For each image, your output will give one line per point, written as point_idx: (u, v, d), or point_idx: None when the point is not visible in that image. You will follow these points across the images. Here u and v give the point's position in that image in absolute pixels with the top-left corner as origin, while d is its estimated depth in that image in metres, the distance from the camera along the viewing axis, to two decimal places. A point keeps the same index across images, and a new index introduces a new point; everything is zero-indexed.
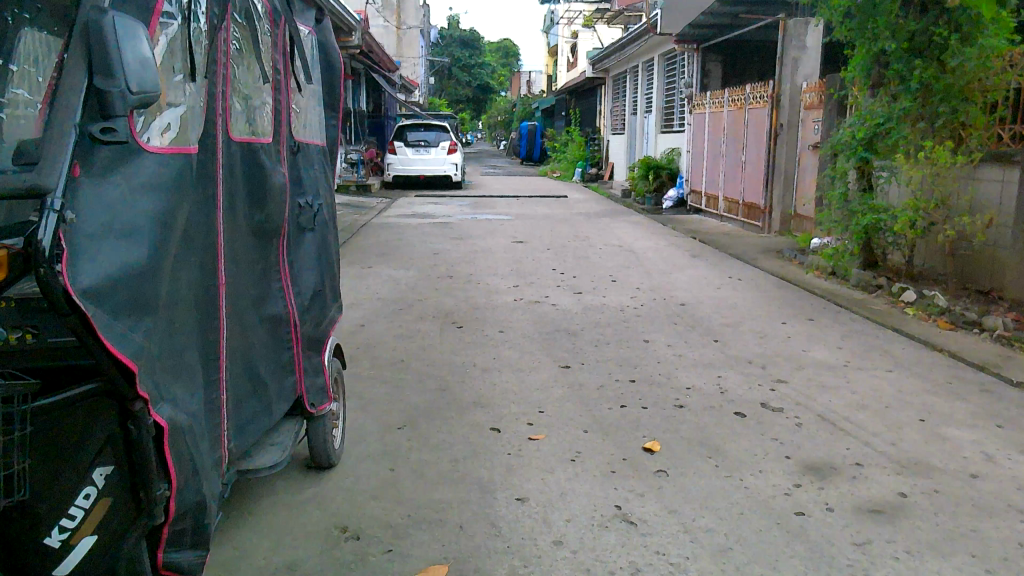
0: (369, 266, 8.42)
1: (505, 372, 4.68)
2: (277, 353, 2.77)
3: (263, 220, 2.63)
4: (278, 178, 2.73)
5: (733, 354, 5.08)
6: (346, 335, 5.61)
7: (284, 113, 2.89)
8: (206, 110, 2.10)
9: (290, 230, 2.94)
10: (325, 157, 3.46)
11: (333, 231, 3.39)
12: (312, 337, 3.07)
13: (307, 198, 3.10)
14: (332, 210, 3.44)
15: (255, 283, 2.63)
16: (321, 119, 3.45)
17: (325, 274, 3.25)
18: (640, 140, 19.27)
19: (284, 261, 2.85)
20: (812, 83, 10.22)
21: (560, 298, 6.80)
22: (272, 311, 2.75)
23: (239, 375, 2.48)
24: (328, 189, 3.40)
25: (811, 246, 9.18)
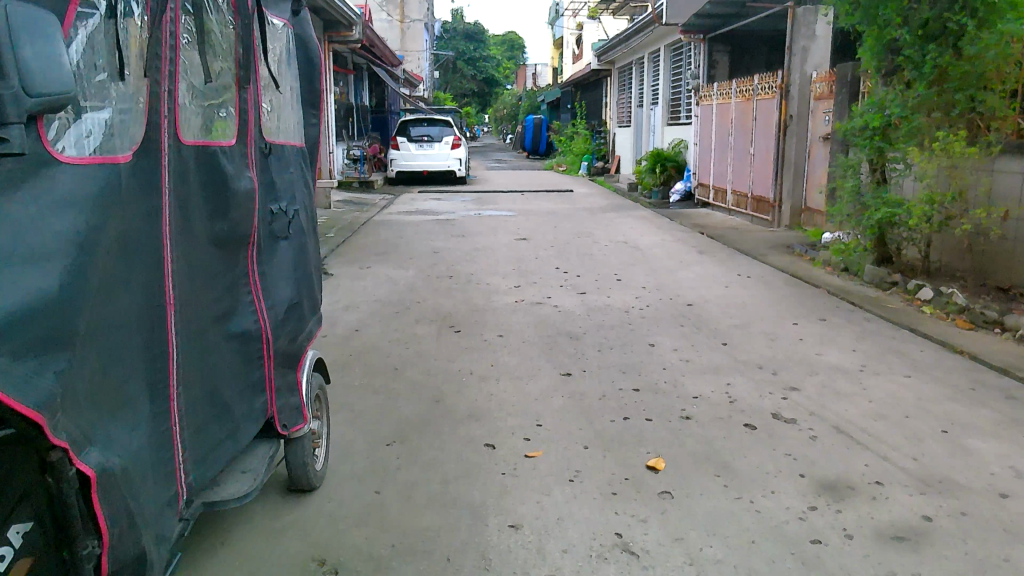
0: (368, 265, 8.22)
1: (502, 380, 4.46)
2: (246, 373, 2.58)
3: (227, 231, 2.44)
4: (244, 183, 2.52)
5: (743, 358, 4.85)
6: (339, 341, 5.40)
7: (253, 112, 2.68)
8: (144, 114, 1.93)
9: (262, 238, 2.73)
10: (304, 158, 3.26)
11: (311, 237, 3.20)
12: (288, 353, 2.88)
13: (281, 203, 2.90)
14: (311, 215, 3.23)
15: (220, 297, 2.44)
16: (299, 117, 3.24)
17: (303, 284, 3.06)
18: (647, 133, 19.00)
19: (254, 273, 2.65)
20: (823, 73, 9.99)
21: (563, 298, 6.57)
22: (240, 327, 2.55)
23: (199, 400, 2.30)
24: (306, 192, 3.21)
25: (823, 241, 8.95)
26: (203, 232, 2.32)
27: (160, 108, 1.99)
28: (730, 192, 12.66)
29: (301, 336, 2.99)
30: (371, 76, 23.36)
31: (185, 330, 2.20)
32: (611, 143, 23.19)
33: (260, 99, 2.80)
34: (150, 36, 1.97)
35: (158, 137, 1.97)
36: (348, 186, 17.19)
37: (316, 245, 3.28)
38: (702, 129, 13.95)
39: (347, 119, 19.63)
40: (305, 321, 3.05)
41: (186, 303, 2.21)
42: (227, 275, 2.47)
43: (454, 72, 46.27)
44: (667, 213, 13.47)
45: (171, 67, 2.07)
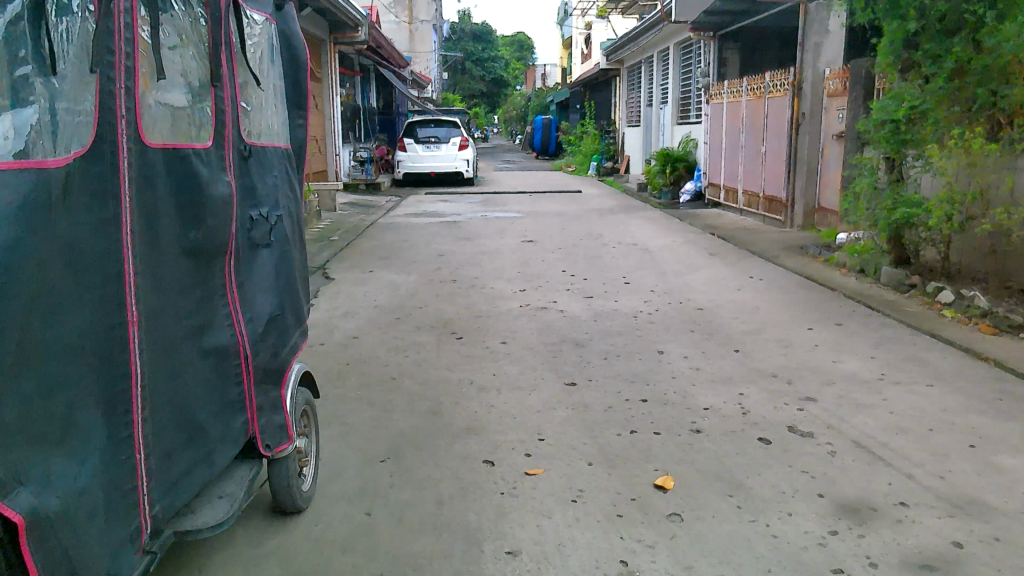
0: (370, 270, 8.05)
1: (504, 391, 4.28)
2: (223, 390, 2.42)
3: (200, 239, 2.26)
4: (219, 188, 2.35)
5: (756, 366, 4.65)
6: (337, 349, 5.25)
7: (229, 113, 2.52)
8: (85, 113, 1.73)
9: (241, 247, 2.56)
10: (289, 161, 3.10)
11: (296, 244, 3.04)
12: (269, 367, 2.71)
13: (263, 209, 2.74)
14: (296, 220, 3.06)
15: (194, 311, 2.26)
16: (284, 118, 3.07)
17: (287, 294, 2.90)
18: (656, 133, 18.78)
19: (232, 284, 2.48)
20: (835, 70, 9.72)
21: (569, 303, 6.38)
22: (216, 342, 2.37)
23: (170, 423, 2.13)
24: (291, 196, 3.05)
25: (838, 241, 8.72)
26: (174, 241, 2.14)
27: (113, 107, 1.83)
28: (741, 192, 12.43)
29: (285, 348, 2.83)
30: (378, 77, 23.27)
31: (153, 348, 2.02)
32: (620, 143, 22.97)
33: (238, 99, 2.63)
34: (99, 27, 1.79)
35: (111, 137, 1.81)
36: (354, 188, 17.08)
37: (302, 253, 3.12)
38: (712, 128, 13.73)
39: (354, 121, 19.53)
40: (289, 333, 2.88)
41: (153, 320, 2.03)
42: (202, 287, 2.30)
43: (463, 73, 46.17)
44: (677, 214, 13.25)
45: (127, 62, 1.90)
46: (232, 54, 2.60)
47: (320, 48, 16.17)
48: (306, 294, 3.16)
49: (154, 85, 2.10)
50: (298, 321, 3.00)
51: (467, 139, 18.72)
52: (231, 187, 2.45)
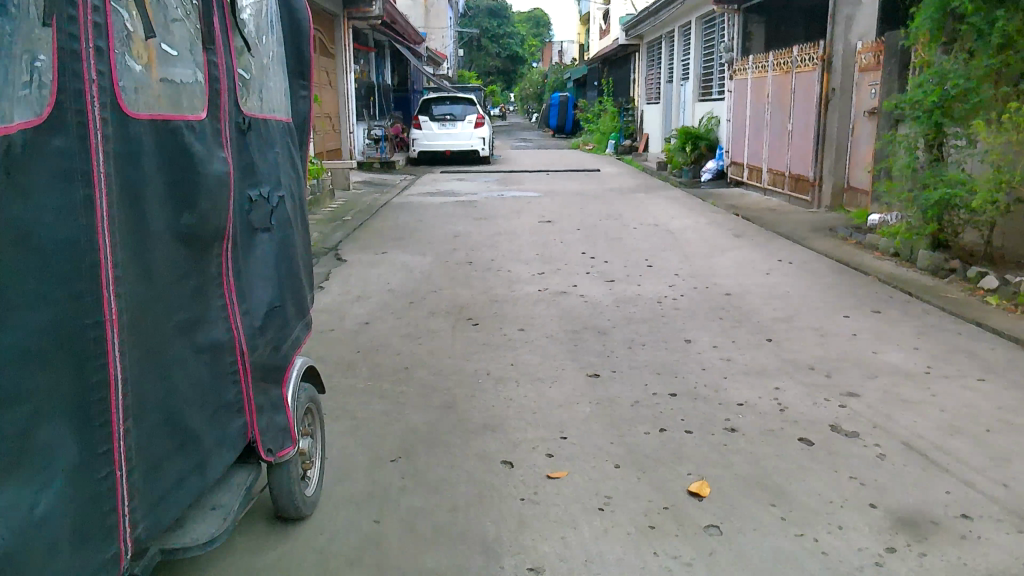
0: (383, 251, 7.81)
1: (522, 383, 4.02)
2: (221, 391, 2.16)
3: (194, 223, 1.99)
4: (216, 166, 2.09)
5: (790, 357, 4.35)
6: (347, 336, 5.00)
7: (224, 81, 2.25)
8: (35, 77, 1.45)
9: (238, 231, 2.30)
10: (291, 137, 2.83)
11: (298, 227, 2.79)
12: (269, 364, 2.46)
13: (264, 189, 2.48)
14: (297, 202, 2.79)
15: (186, 305, 2.00)
16: (285, 90, 2.81)
17: (289, 283, 2.64)
18: (676, 110, 18.32)
19: (229, 273, 2.22)
20: (868, 43, 9.30)
21: (590, 287, 6.10)
22: (211, 338, 2.12)
23: (162, 432, 1.87)
24: (293, 175, 2.79)
25: (869, 223, 8.37)
26: (165, 225, 1.87)
27: (80, 69, 1.56)
28: (766, 170, 12.04)
29: (285, 342, 2.58)
30: (393, 54, 22.89)
31: (139, 349, 1.76)
32: (639, 121, 22.50)
33: (235, 66, 2.37)
34: None
35: (76, 104, 1.54)
36: (368, 167, 16.80)
37: (304, 238, 2.87)
38: (736, 105, 13.28)
39: (368, 98, 19.21)
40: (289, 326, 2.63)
41: (139, 315, 1.76)
42: (195, 277, 2.03)
43: (478, 49, 45.58)
44: (698, 193, 12.89)
45: (95, 16, 1.62)
46: (226, 16, 2.34)
47: (334, 23, 15.86)
48: (308, 281, 2.92)
49: (136, 46, 1.83)
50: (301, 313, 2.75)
51: (483, 116, 18.35)
52: (229, 165, 2.19)
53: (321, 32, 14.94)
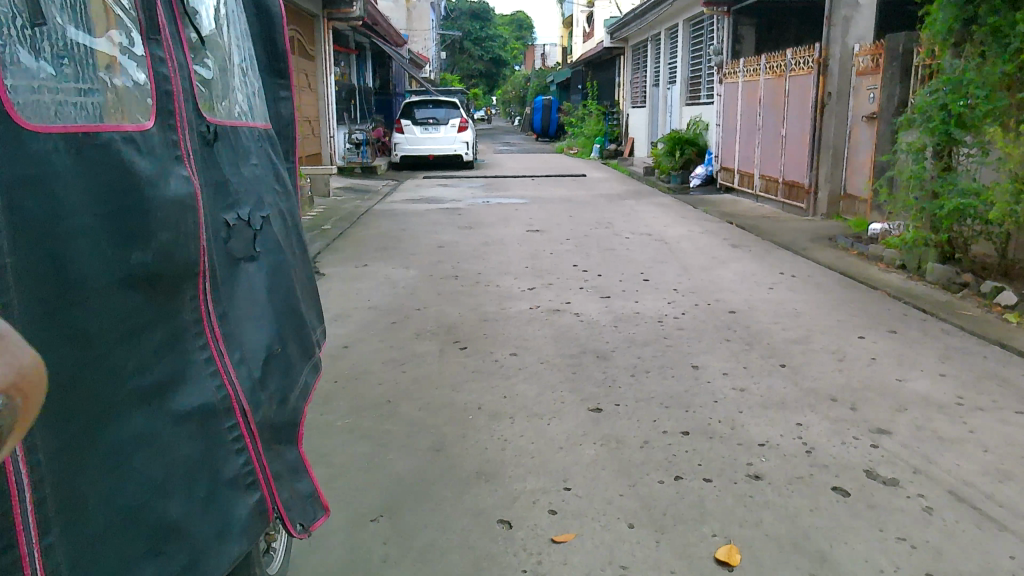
0: (365, 263, 7.38)
1: (518, 419, 3.63)
2: (217, 465, 1.62)
3: (155, 259, 1.46)
4: (175, 183, 1.53)
5: (809, 386, 4.00)
6: (325, 362, 4.58)
7: (177, 80, 1.67)
8: None
9: (219, 265, 1.73)
10: (270, 144, 2.27)
11: (294, 252, 2.21)
12: (276, 425, 1.91)
13: (245, 207, 1.90)
14: (287, 221, 2.20)
15: (153, 364, 1.48)
16: (251, 86, 2.23)
17: (294, 317, 2.07)
18: (663, 114, 18.02)
19: (211, 322, 1.66)
20: (866, 46, 9.01)
21: (585, 304, 5.72)
22: (198, 401, 1.58)
23: (113, 541, 1.38)
24: (279, 189, 2.21)
25: (870, 233, 8.06)
26: (105, 266, 1.36)
27: None
28: (758, 177, 11.73)
29: (293, 392, 2.02)
30: (374, 56, 22.40)
31: (61, 437, 1.30)
32: (624, 125, 22.20)
33: (189, 58, 1.79)
34: None
35: None
36: (349, 172, 16.32)
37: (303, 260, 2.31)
38: (727, 109, 12.97)
39: (349, 101, 18.72)
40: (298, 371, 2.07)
41: (60, 393, 1.30)
42: (164, 326, 1.51)
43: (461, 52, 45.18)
44: (689, 200, 12.56)
45: None
46: None
47: (313, 24, 15.33)
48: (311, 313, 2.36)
49: (41, 34, 1.33)
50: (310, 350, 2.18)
51: (467, 120, 17.96)
52: (194, 181, 1.61)
53: (300, 33, 14.46)
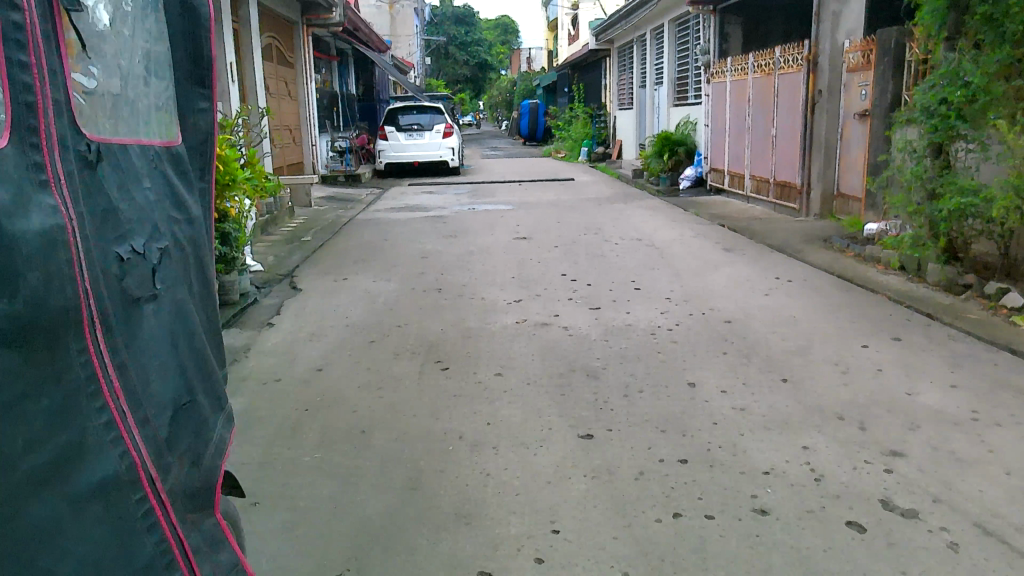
0: (344, 276, 7.09)
1: (501, 449, 3.34)
2: (126, 561, 1.24)
3: (22, 308, 1.10)
4: (41, 212, 1.15)
5: (813, 403, 3.73)
6: (295, 388, 4.28)
7: (45, 80, 1.26)
8: None
9: (113, 312, 1.33)
10: (170, 163, 1.89)
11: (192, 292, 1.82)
12: (200, 497, 1.54)
13: (140, 240, 1.50)
14: (181, 257, 1.81)
15: (31, 441, 1.14)
16: (145, 89, 1.83)
17: (204, 370, 1.69)
18: (650, 115, 17.79)
19: (108, 386, 1.27)
20: (856, 41, 8.79)
21: (573, 316, 5.44)
22: (95, 484, 1.21)
23: None
24: (174, 215, 1.81)
25: (866, 233, 7.82)
26: None
27: None
28: (749, 177, 11.50)
29: (210, 452, 1.64)
30: (357, 62, 22.11)
31: None
32: (611, 127, 21.98)
33: (64, 51, 1.39)
34: None
35: None
36: (332, 181, 16.00)
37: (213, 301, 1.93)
38: (715, 109, 12.75)
39: (332, 108, 18.42)
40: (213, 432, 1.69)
41: None
42: (46, 391, 1.15)
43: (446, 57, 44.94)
44: (678, 202, 12.32)
45: None
46: None
47: (292, 32, 15.08)
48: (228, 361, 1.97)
49: None
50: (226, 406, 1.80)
51: (451, 125, 17.69)
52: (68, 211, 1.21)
53: (279, 40, 14.16)
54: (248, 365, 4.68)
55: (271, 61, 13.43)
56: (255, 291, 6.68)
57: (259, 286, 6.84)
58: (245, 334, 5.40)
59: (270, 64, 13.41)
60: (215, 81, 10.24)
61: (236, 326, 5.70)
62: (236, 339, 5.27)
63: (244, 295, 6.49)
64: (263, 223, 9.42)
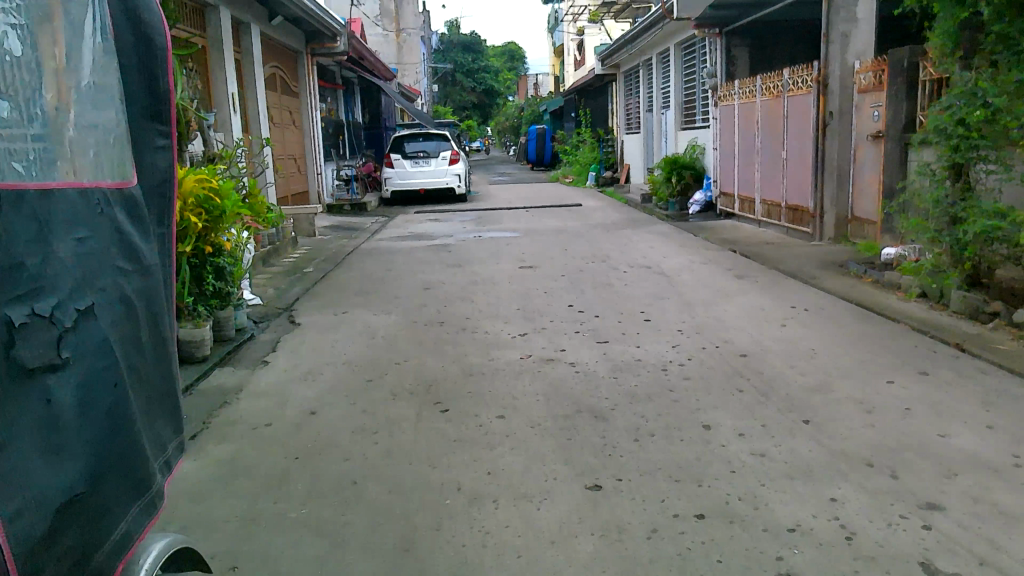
0: (344, 309, 6.87)
1: (503, 503, 3.09)
2: None
3: None
4: None
5: (837, 447, 3.47)
6: (286, 432, 4.05)
7: None
8: None
9: None
10: (129, 208, 1.76)
11: (137, 347, 1.70)
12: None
13: (46, 305, 1.39)
14: (130, 309, 1.69)
15: None
16: (99, 130, 1.70)
17: (119, 441, 1.58)
18: (657, 139, 17.64)
19: None
20: (867, 62, 8.61)
21: (581, 350, 5.20)
22: None
23: None
24: (127, 267, 1.69)
25: (883, 258, 7.56)
26: None
27: None
28: (759, 201, 11.27)
29: (101, 532, 1.53)
30: (363, 91, 22.10)
31: None
32: (619, 151, 21.84)
33: None
34: None
35: None
36: (337, 209, 15.85)
37: (160, 363, 1.81)
38: (723, 132, 12.57)
39: (338, 137, 18.35)
40: (118, 518, 1.58)
41: None
42: None
43: (453, 84, 45.12)
44: (687, 227, 12.10)
45: None
46: None
47: (296, 61, 15.04)
48: (168, 427, 1.86)
49: None
50: (146, 485, 1.69)
51: (457, 152, 17.58)
52: None
53: (283, 70, 14.10)
54: (238, 407, 4.46)
55: (274, 91, 13.36)
56: (252, 326, 6.48)
57: (257, 321, 6.64)
58: (238, 373, 5.18)
59: (274, 94, 13.34)
60: (216, 111, 10.13)
61: (230, 365, 5.48)
62: (229, 379, 5.05)
63: (241, 330, 6.29)
64: (265, 254, 9.26)
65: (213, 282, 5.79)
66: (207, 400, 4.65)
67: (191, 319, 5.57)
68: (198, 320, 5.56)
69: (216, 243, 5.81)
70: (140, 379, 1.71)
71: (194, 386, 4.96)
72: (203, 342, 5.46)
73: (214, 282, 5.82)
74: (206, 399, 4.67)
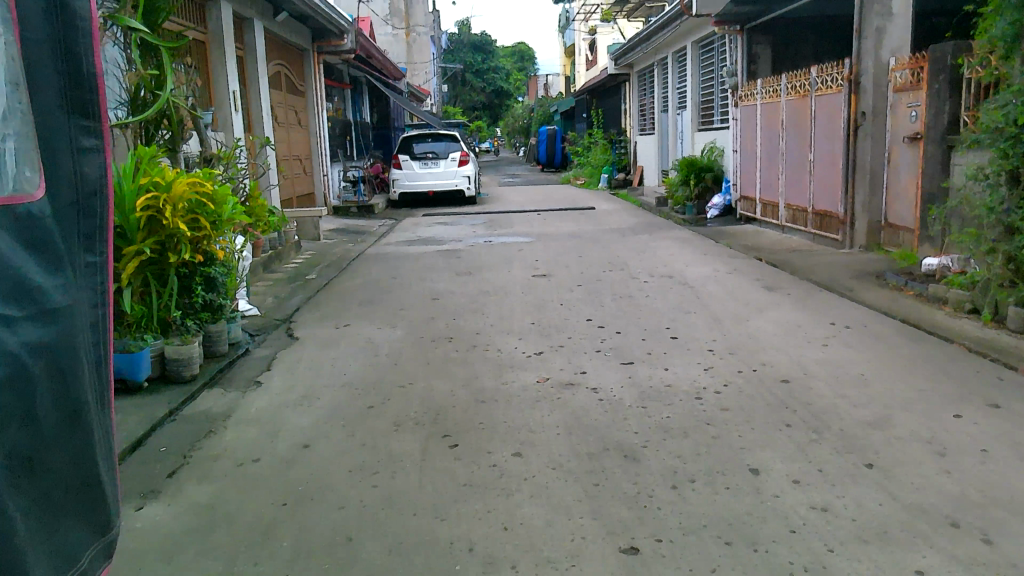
0: (346, 322, 6.42)
1: (523, 571, 2.63)
2: None
3: None
4: None
5: (911, 502, 2.99)
6: (276, 470, 3.59)
7: None
8: None
9: None
10: (23, 247, 1.44)
11: (27, 426, 1.40)
12: None
13: None
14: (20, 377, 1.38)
15: None
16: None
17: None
18: (673, 140, 17.10)
19: None
20: (903, 59, 8.08)
21: (603, 373, 4.73)
22: None
23: None
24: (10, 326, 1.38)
25: (924, 269, 7.04)
26: None
27: None
28: (783, 206, 10.75)
29: None
30: (371, 90, 21.66)
31: None
32: (632, 153, 21.33)
33: None
34: None
35: None
36: (344, 211, 15.39)
37: (67, 434, 1.50)
38: (745, 133, 12.05)
39: (345, 137, 17.91)
40: None
41: None
42: None
43: (463, 85, 44.68)
44: (707, 232, 11.59)
45: None
46: None
47: (301, 58, 14.59)
48: (85, 508, 1.56)
49: None
50: None
51: (467, 153, 17.12)
52: None
53: (288, 68, 13.66)
54: (224, 438, 4.00)
55: (279, 89, 12.91)
56: (247, 339, 6.02)
57: (253, 334, 6.19)
58: (228, 396, 4.73)
59: (279, 92, 12.89)
60: (216, 110, 9.69)
61: (220, 384, 5.03)
62: (217, 403, 4.60)
63: (235, 344, 5.84)
64: (266, 260, 8.81)
65: (204, 294, 5.32)
66: (192, 429, 4.20)
67: (179, 334, 5.12)
68: (187, 336, 5.10)
69: (207, 250, 5.33)
70: (33, 470, 1.40)
71: (178, 410, 4.51)
72: (193, 359, 5.00)
73: (205, 293, 5.35)
74: (190, 427, 4.22)
